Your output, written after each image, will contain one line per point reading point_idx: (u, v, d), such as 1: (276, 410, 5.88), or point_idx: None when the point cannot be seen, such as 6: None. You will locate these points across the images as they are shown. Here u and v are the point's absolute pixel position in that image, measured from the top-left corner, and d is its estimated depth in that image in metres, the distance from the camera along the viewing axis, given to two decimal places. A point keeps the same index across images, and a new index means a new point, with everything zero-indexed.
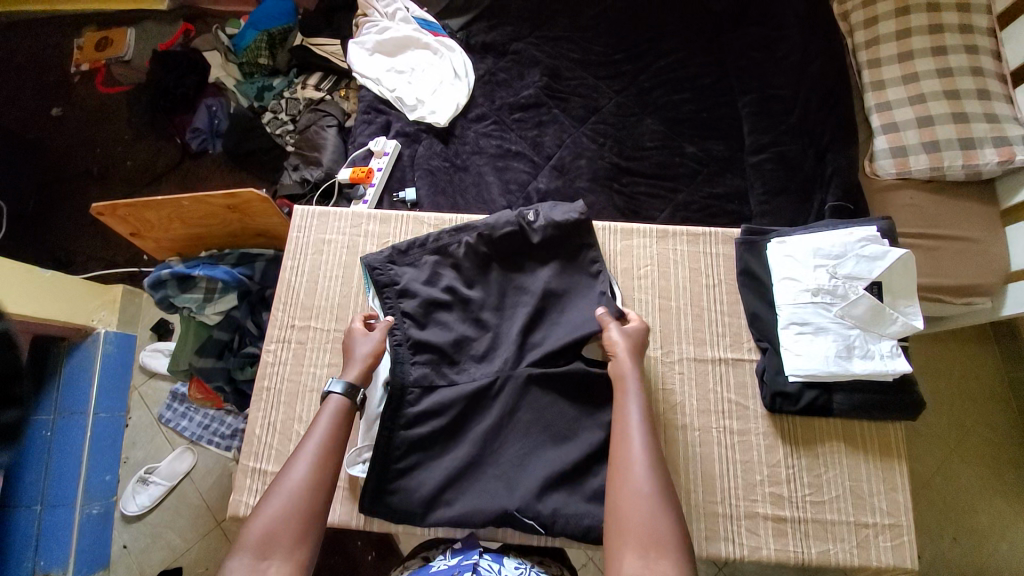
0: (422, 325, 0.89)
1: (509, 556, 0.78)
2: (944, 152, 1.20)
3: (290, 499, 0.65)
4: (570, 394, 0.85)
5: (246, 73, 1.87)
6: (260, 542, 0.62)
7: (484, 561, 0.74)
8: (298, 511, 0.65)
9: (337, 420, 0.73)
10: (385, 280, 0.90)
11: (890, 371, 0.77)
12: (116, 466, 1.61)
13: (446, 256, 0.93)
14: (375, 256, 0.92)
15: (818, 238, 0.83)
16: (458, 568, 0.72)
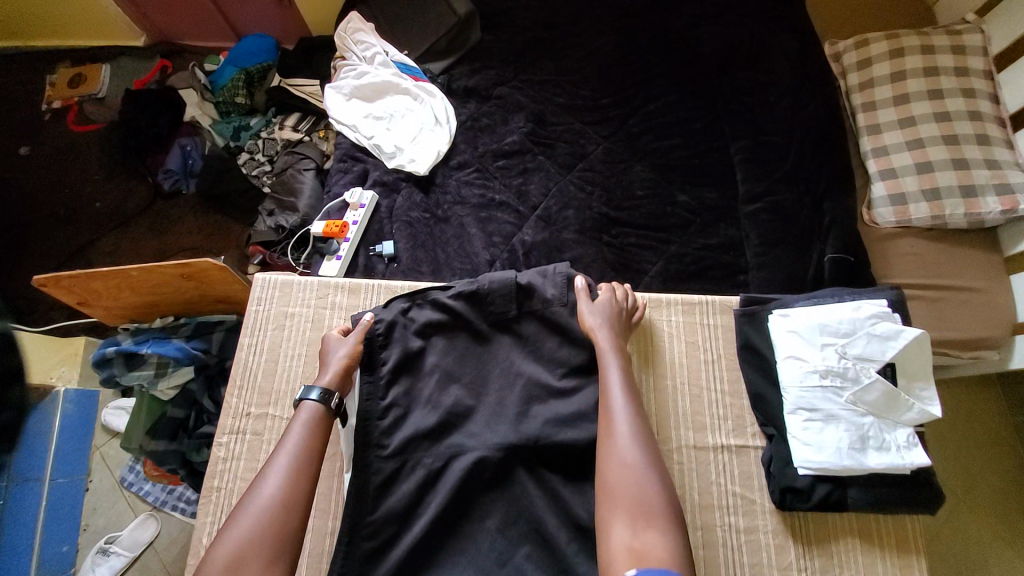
0: (403, 486, 0.76)
1: None
2: (947, 200, 1.16)
3: (258, 519, 0.61)
4: (573, 472, 0.77)
5: (223, 112, 1.80)
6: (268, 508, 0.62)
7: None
8: (267, 534, 0.61)
9: (311, 429, 0.70)
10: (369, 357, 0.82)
11: (909, 466, 0.70)
12: (75, 534, 1.48)
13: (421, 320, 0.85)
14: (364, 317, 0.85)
15: (823, 313, 0.76)
16: None
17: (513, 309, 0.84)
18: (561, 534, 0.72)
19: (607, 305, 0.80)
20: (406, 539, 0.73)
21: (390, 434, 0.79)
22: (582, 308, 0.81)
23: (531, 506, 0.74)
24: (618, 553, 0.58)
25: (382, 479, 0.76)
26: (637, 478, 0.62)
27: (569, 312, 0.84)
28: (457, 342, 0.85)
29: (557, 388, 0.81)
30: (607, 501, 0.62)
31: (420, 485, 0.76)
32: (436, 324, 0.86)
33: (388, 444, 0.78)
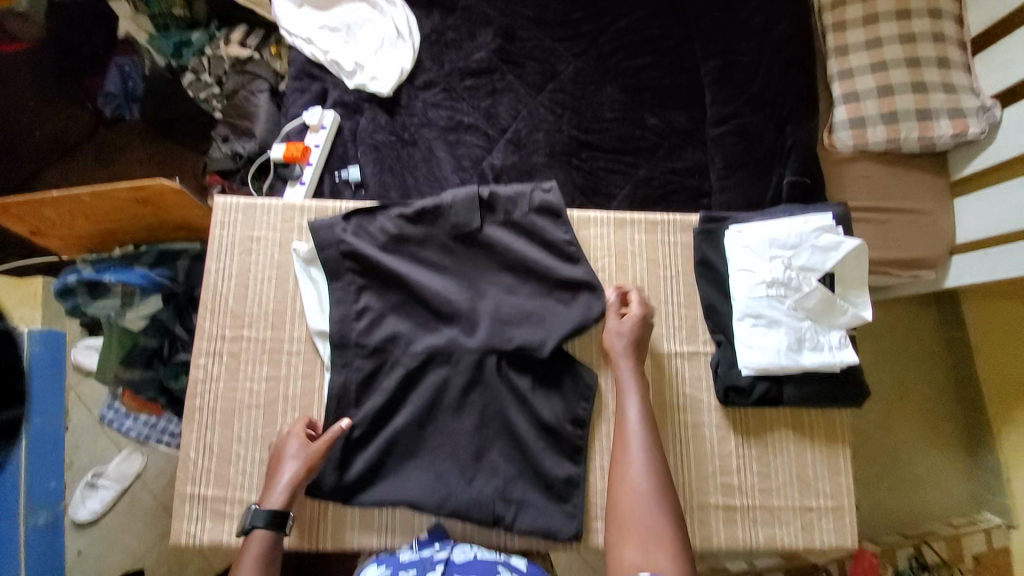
0: (384, 381, 0.82)
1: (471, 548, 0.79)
2: (903, 124, 1.19)
3: None
4: (543, 374, 0.83)
5: (160, 25, 1.62)
6: None
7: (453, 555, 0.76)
8: None
9: (262, 557, 0.69)
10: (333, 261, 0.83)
11: (839, 363, 0.77)
12: (61, 472, 1.50)
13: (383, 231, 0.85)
14: (322, 225, 0.84)
15: (774, 228, 0.81)
16: (427, 562, 0.73)
17: (476, 220, 0.85)
18: (530, 433, 0.80)
19: (634, 329, 0.80)
20: (386, 433, 0.80)
21: (366, 334, 0.83)
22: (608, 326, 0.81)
23: (502, 411, 0.81)
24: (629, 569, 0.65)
25: (368, 390, 0.81)
26: (646, 508, 0.68)
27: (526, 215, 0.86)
28: (422, 251, 0.85)
29: (524, 292, 0.85)
30: (618, 527, 0.69)
31: (399, 384, 0.81)
32: (400, 236, 0.85)
33: (367, 343, 0.82)
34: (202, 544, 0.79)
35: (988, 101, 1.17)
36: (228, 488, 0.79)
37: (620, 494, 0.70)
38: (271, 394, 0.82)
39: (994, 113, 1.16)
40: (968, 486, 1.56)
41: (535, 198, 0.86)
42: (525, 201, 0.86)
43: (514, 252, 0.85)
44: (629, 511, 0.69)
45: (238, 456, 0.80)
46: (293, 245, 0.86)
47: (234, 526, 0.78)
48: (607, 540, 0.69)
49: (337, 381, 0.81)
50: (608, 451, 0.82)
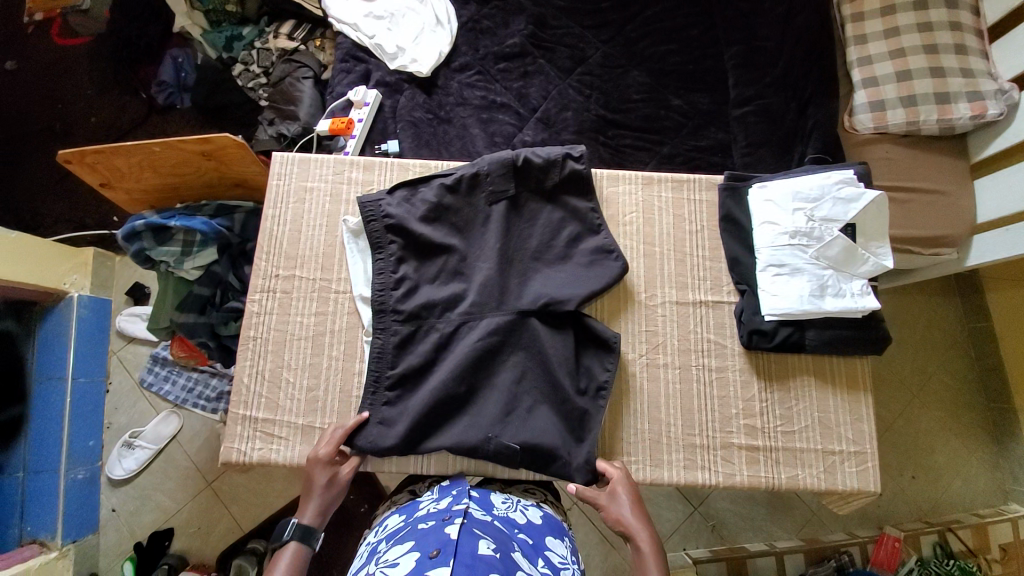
0: (419, 345, 0.85)
1: (495, 494, 0.82)
2: (922, 107, 1.22)
3: None
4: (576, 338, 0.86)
5: (213, 22, 1.76)
6: None
7: (473, 506, 0.75)
8: None
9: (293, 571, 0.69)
10: (376, 233, 0.88)
11: (860, 309, 0.81)
12: (100, 431, 1.59)
13: (424, 204, 0.89)
14: (367, 199, 0.90)
15: (796, 181, 0.85)
16: (449, 511, 0.73)
17: (511, 187, 0.89)
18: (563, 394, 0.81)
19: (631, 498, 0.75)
20: (421, 391, 0.83)
21: (404, 301, 0.87)
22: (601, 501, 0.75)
23: (533, 369, 0.83)
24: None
25: (405, 353, 0.85)
26: None
27: (560, 180, 0.89)
28: (457, 218, 0.90)
29: (555, 254, 0.89)
30: None
31: (434, 348, 0.85)
32: (438, 206, 0.89)
33: (404, 309, 0.86)
34: (250, 463, 0.85)
35: (1007, 85, 1.19)
36: (277, 412, 0.85)
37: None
38: (320, 327, 0.88)
39: (1012, 95, 1.18)
40: (989, 476, 1.57)
41: (566, 165, 0.88)
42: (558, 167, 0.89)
43: (547, 217, 0.90)
44: None
45: (286, 383, 0.86)
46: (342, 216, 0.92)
47: (283, 447, 0.84)
48: None
49: (380, 345, 0.85)
50: (637, 391, 0.85)
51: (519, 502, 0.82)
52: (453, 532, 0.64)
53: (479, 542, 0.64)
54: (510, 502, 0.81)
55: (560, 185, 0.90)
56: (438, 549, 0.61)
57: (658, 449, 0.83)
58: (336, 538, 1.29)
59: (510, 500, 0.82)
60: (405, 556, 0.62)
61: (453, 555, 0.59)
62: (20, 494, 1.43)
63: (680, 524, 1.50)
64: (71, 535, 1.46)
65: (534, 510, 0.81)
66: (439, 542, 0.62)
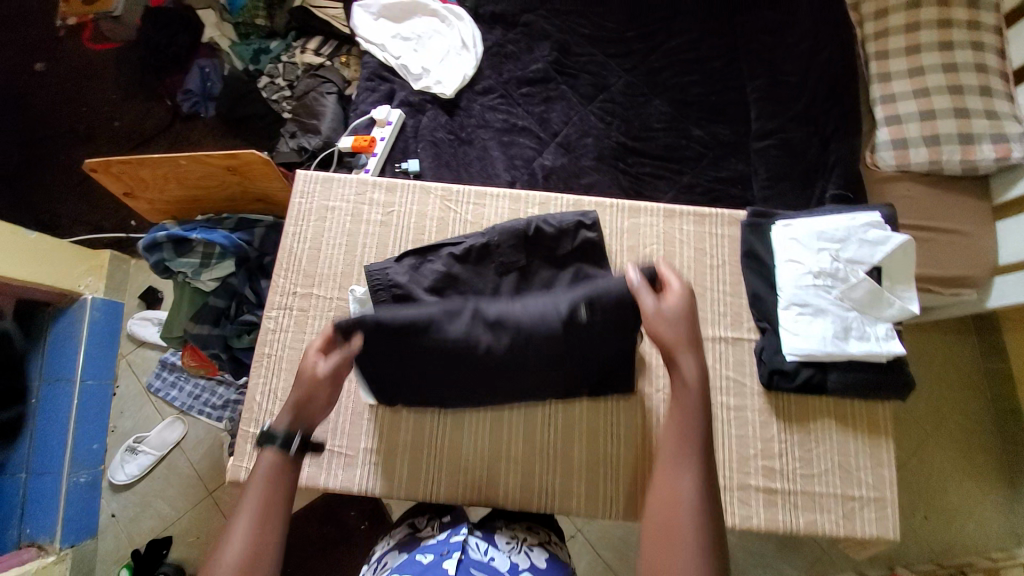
0: None
1: (498, 534, 0.83)
2: (944, 146, 1.21)
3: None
4: None
5: (242, 34, 1.80)
6: None
7: (473, 539, 0.78)
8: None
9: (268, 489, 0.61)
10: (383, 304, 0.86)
11: (884, 353, 0.80)
12: (104, 434, 1.58)
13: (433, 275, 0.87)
14: (377, 266, 0.88)
15: (822, 222, 0.84)
16: (448, 546, 0.75)
17: (522, 257, 0.89)
18: None
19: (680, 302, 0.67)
20: None
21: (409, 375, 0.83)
22: (645, 304, 0.69)
23: None
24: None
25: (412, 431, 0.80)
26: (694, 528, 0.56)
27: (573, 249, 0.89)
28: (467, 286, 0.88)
29: None
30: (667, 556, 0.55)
31: None
32: (449, 274, 0.88)
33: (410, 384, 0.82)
34: None
35: None
36: None
37: (660, 504, 0.58)
38: None
39: None
40: (1006, 520, 1.51)
41: (579, 235, 0.88)
42: (570, 234, 0.89)
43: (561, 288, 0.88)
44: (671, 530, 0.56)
45: None
46: (350, 287, 0.90)
47: None
48: None
49: None
50: None
51: (521, 542, 0.81)
52: None
53: None
54: (513, 543, 0.81)
55: (572, 254, 0.90)
56: None
57: None
58: (335, 557, 1.27)
59: (513, 540, 0.82)
60: None
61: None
62: (22, 495, 1.44)
63: None
64: (69, 539, 1.45)
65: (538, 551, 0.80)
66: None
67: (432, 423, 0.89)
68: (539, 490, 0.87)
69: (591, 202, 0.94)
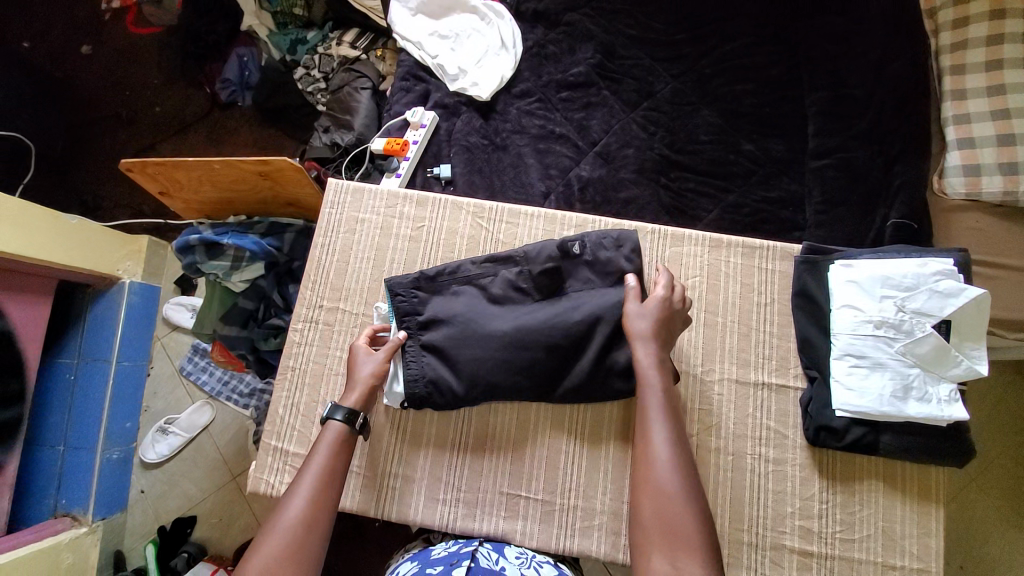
0: None
1: (510, 547, 0.80)
2: (1023, 176, 1.07)
3: (280, 539, 0.64)
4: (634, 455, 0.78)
5: (280, 23, 1.77)
6: None
7: (483, 549, 0.77)
8: (292, 551, 0.64)
9: (334, 451, 0.73)
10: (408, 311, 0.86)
11: (946, 418, 0.72)
12: (137, 413, 1.64)
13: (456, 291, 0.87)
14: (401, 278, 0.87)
15: (887, 266, 0.76)
16: (456, 556, 0.74)
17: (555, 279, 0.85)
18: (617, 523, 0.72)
19: (657, 310, 0.76)
20: None
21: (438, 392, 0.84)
22: (628, 310, 0.78)
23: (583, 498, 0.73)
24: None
25: None
26: (677, 507, 0.63)
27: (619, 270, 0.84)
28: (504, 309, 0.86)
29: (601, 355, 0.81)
30: (642, 538, 0.63)
31: None
32: (485, 296, 0.87)
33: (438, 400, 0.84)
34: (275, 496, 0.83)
35: None
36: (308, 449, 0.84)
37: (646, 496, 0.65)
38: None
39: None
40: None
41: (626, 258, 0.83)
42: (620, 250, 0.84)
43: (595, 304, 0.82)
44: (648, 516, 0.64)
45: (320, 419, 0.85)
46: (374, 303, 0.88)
47: None
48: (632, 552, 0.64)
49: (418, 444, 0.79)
50: None
51: (533, 559, 0.78)
52: None
53: None
54: (524, 558, 0.78)
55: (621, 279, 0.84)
56: None
57: None
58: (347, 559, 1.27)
59: (524, 555, 0.79)
60: None
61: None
62: (59, 466, 1.48)
63: None
64: (100, 512, 1.49)
65: (548, 569, 0.75)
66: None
67: (452, 444, 0.85)
68: (563, 527, 0.81)
69: (632, 226, 0.89)
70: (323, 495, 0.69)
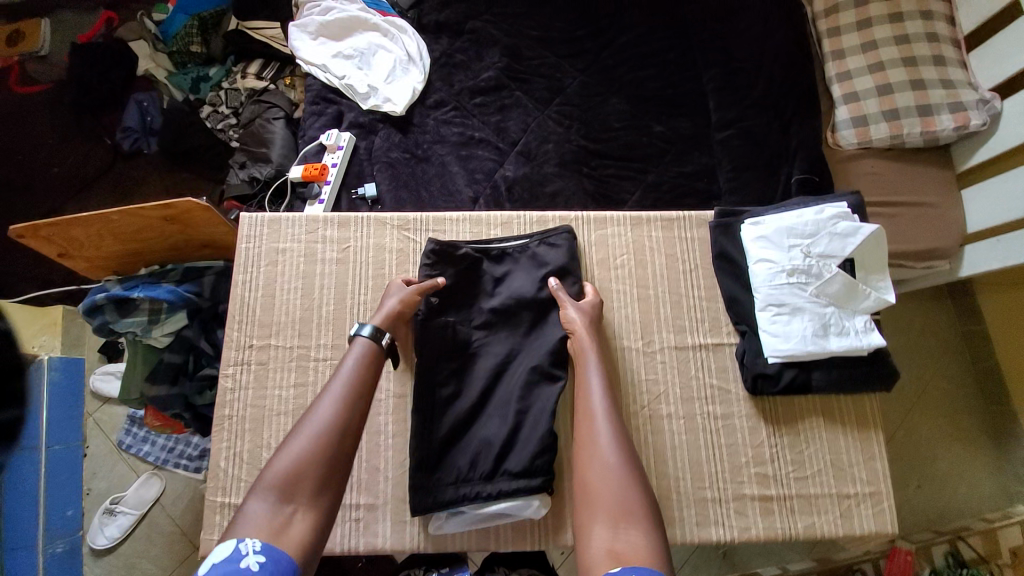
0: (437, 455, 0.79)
1: None
2: (904, 119, 1.19)
3: (312, 443, 0.62)
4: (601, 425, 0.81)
5: (179, 63, 1.70)
6: (285, 480, 0.59)
7: None
8: (319, 456, 0.62)
9: (363, 363, 0.71)
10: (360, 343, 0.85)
11: (865, 346, 0.78)
12: (79, 499, 1.48)
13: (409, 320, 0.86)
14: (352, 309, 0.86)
15: (790, 217, 0.82)
16: None
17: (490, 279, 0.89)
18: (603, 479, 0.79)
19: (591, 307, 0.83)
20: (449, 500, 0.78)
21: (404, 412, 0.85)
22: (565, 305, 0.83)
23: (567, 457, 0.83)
24: (599, 554, 0.57)
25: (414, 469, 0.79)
26: (616, 478, 0.64)
27: (565, 256, 0.88)
28: (463, 304, 0.87)
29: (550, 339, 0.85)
30: (587, 505, 0.62)
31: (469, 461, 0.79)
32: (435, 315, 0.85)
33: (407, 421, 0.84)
34: None
35: (987, 94, 1.17)
36: None
37: (593, 471, 0.65)
38: (300, 400, 0.83)
39: (994, 104, 1.16)
40: (993, 480, 1.53)
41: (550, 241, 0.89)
42: (559, 240, 0.89)
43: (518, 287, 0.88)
44: (595, 483, 0.64)
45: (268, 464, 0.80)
46: (309, 332, 0.85)
47: None
48: (577, 522, 0.62)
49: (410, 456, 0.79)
50: (641, 445, 0.81)
51: None
52: None
53: None
54: None
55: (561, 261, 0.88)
56: None
57: (668, 506, 0.79)
58: None
59: None
60: None
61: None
62: None
63: (689, 554, 1.45)
64: None
65: None
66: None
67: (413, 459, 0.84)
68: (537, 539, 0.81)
69: (557, 217, 0.92)
70: (350, 420, 0.66)
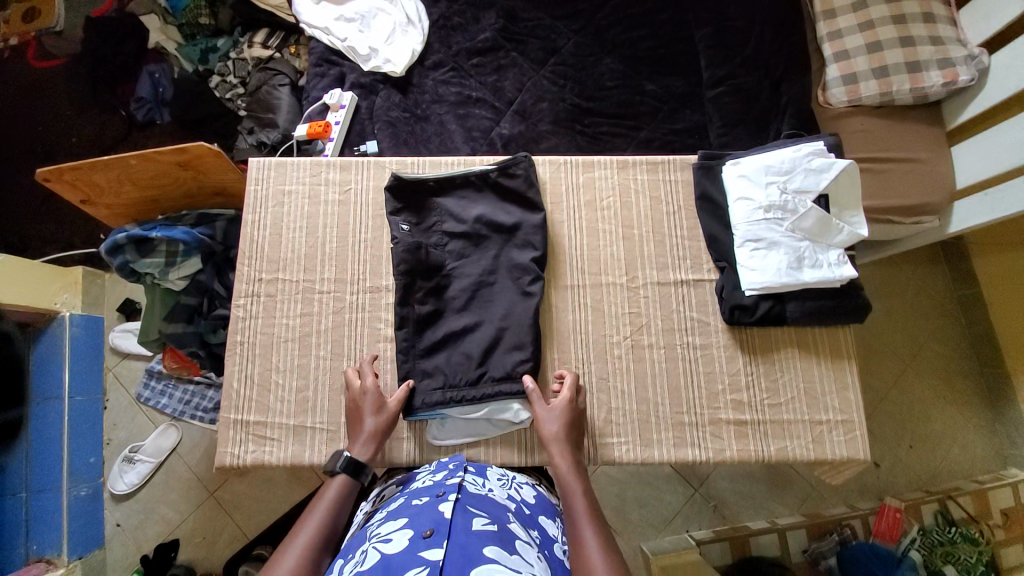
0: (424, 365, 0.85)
1: (489, 469, 0.82)
2: (894, 77, 1.20)
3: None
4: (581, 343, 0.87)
5: (187, 34, 1.75)
6: None
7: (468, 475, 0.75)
8: None
9: (337, 504, 0.69)
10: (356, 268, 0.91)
11: (838, 278, 0.81)
12: (100, 448, 1.57)
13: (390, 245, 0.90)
14: (348, 236, 0.93)
15: (768, 156, 0.86)
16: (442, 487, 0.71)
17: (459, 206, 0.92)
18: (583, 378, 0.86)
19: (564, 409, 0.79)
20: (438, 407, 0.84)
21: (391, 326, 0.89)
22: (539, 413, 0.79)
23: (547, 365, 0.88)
24: None
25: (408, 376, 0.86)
26: None
27: (523, 184, 0.93)
28: (434, 231, 0.91)
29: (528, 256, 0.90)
30: None
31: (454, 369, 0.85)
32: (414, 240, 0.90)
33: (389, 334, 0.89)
34: (244, 466, 0.86)
35: (976, 50, 1.17)
36: (267, 415, 0.86)
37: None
38: (305, 328, 0.89)
39: (981, 59, 1.16)
40: (984, 440, 1.56)
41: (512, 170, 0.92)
42: (519, 168, 0.93)
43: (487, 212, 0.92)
44: None
45: (276, 386, 0.87)
46: (313, 267, 0.91)
47: (275, 449, 0.85)
48: None
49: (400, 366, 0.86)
50: (622, 372, 0.86)
51: (513, 479, 0.80)
52: (447, 511, 0.62)
53: (473, 518, 0.62)
54: (505, 478, 0.79)
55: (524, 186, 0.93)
56: (431, 530, 0.58)
57: (648, 429, 0.84)
58: None
59: (505, 476, 0.81)
60: (399, 533, 0.60)
61: (448, 536, 0.57)
62: (24, 513, 1.42)
63: (682, 506, 1.50)
64: (76, 551, 1.44)
65: (527, 488, 0.79)
66: (433, 521, 0.60)
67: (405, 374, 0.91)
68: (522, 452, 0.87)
69: (544, 160, 0.96)
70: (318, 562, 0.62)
